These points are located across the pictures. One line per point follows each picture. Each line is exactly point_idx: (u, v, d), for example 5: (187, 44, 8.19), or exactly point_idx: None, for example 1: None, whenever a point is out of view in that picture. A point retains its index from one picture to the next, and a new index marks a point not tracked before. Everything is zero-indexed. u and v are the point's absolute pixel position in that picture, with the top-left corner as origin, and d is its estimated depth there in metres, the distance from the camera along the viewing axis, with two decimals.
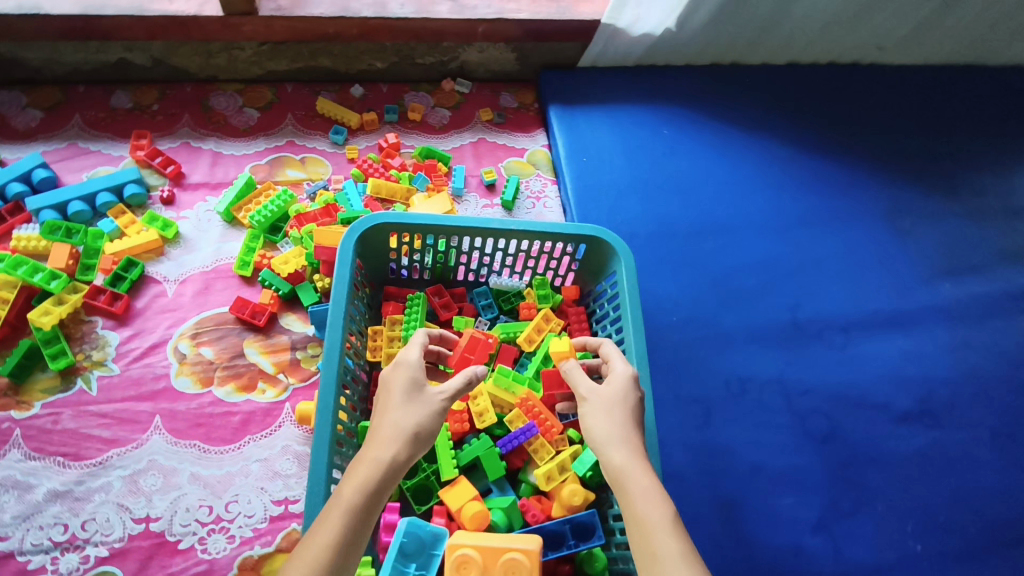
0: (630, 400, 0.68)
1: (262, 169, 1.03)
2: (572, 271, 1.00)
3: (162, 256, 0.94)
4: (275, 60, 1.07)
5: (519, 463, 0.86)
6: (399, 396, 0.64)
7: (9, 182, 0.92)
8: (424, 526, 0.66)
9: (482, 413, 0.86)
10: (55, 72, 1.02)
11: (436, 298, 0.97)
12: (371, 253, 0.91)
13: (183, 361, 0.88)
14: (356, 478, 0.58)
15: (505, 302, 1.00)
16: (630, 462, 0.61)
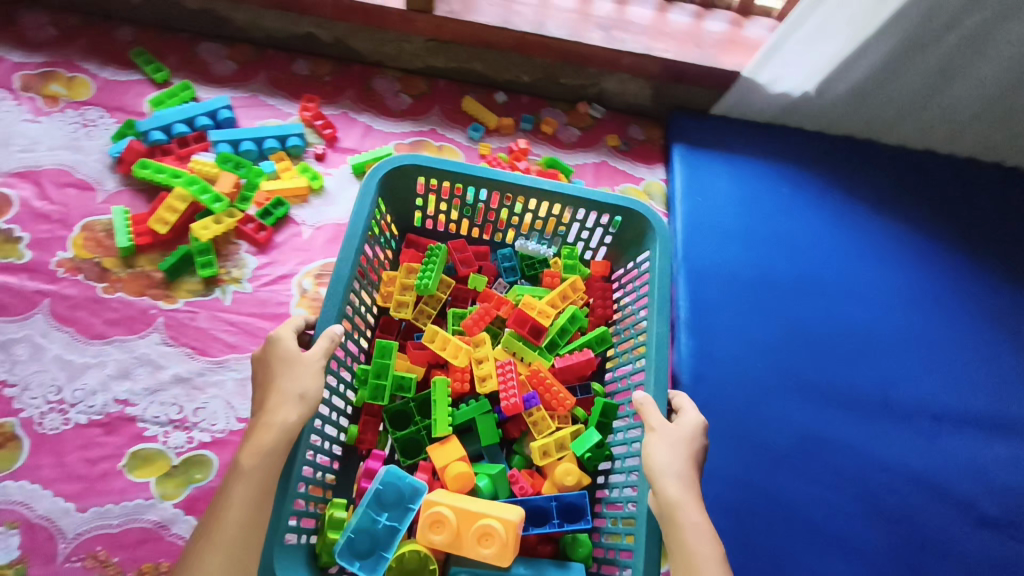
0: (696, 443, 0.71)
1: (404, 148, 1.14)
2: (604, 246, 1.05)
3: (305, 203, 1.06)
4: (437, 56, 1.19)
5: (514, 433, 0.94)
6: (282, 366, 0.70)
7: (199, 115, 1.07)
8: (405, 480, 0.77)
9: (482, 378, 0.92)
10: (254, 35, 1.19)
11: (457, 253, 1.05)
12: (394, 193, 0.99)
13: (303, 296, 0.98)
14: (248, 452, 0.64)
15: (529, 268, 1.07)
16: (686, 496, 0.65)
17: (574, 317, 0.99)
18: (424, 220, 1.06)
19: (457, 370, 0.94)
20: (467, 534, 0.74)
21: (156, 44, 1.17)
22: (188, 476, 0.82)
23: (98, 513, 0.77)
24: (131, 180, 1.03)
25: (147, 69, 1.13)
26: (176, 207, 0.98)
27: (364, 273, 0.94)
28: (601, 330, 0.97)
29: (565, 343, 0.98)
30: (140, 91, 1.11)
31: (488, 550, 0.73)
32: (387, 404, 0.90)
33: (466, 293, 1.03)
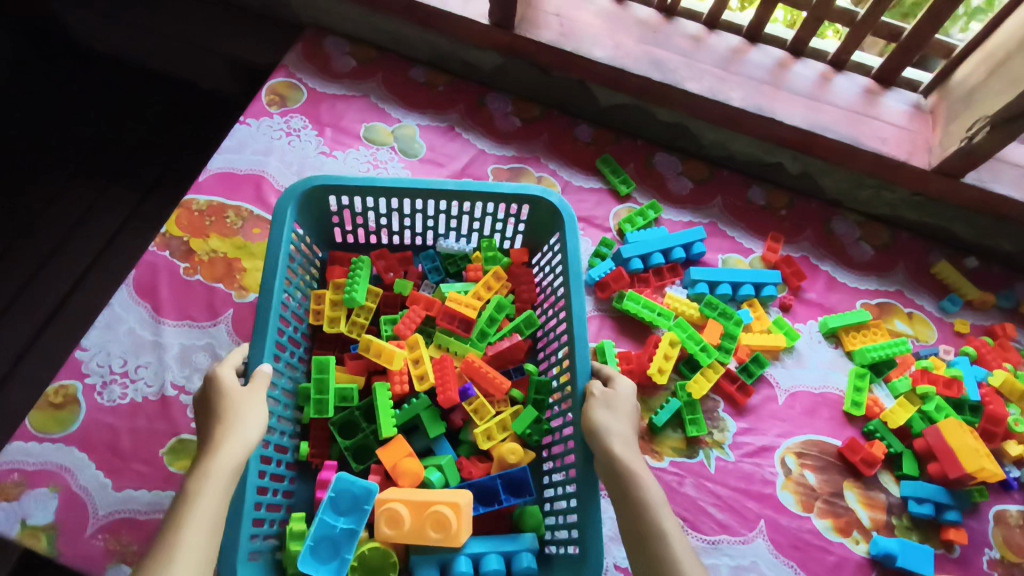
0: (632, 404, 0.72)
1: (872, 309, 1.04)
2: (520, 234, 0.97)
3: (777, 361, 0.98)
4: (913, 210, 1.08)
5: (459, 421, 0.83)
6: (229, 398, 0.66)
7: (676, 246, 1.01)
8: (357, 483, 0.69)
9: (423, 375, 0.83)
10: (714, 153, 1.13)
11: (381, 261, 0.94)
12: (315, 216, 0.90)
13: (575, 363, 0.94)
14: (196, 475, 0.58)
15: (451, 265, 0.97)
16: (631, 453, 0.66)
17: (501, 308, 0.91)
18: (341, 232, 0.95)
19: (395, 373, 0.83)
20: (420, 522, 0.70)
21: (614, 148, 1.13)
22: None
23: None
24: (608, 307, 0.99)
25: (613, 179, 1.09)
26: (669, 353, 0.92)
27: (289, 295, 0.83)
28: (529, 312, 0.89)
29: (493, 331, 0.89)
30: (605, 203, 1.08)
31: (437, 535, 0.69)
32: (332, 416, 0.80)
33: (394, 300, 0.92)
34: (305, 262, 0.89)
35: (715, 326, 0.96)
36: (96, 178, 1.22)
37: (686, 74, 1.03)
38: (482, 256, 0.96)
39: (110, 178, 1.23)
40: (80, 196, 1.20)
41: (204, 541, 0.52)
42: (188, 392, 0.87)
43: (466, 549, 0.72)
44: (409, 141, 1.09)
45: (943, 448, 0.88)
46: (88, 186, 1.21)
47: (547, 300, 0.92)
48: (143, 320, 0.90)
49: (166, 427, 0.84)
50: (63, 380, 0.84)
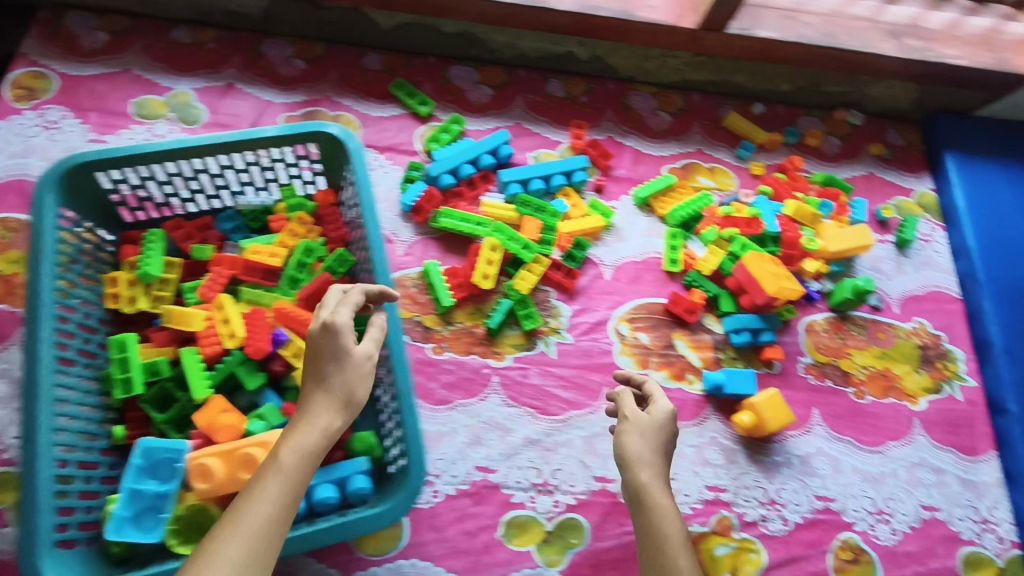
0: (666, 431, 0.74)
1: (677, 172, 1.10)
2: (318, 175, 0.95)
3: (599, 241, 1.02)
4: (698, 71, 1.13)
5: (280, 368, 0.82)
6: (330, 360, 0.66)
7: (483, 152, 1.02)
8: (167, 445, 0.71)
9: (232, 332, 0.82)
10: (506, 55, 1.13)
11: (176, 231, 0.91)
12: (88, 196, 0.85)
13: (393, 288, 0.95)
14: (291, 444, 0.61)
15: (253, 221, 0.94)
16: (657, 486, 0.69)
17: (309, 252, 0.90)
18: (128, 211, 0.90)
19: (202, 335, 0.82)
20: (232, 470, 0.69)
21: (406, 70, 1.11)
22: (398, 529, 0.82)
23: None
24: (428, 229, 1.00)
25: (411, 102, 1.07)
26: (491, 259, 0.95)
27: (69, 283, 0.79)
28: (340, 252, 0.90)
29: (305, 276, 0.89)
30: (406, 127, 1.07)
31: (250, 476, 0.69)
32: (144, 393, 0.79)
33: (197, 267, 0.90)
34: (88, 248, 0.84)
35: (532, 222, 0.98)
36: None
37: None
38: (283, 206, 0.94)
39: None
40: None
41: (264, 532, 0.55)
42: None
43: None
44: (186, 108, 1.03)
45: (749, 280, 0.95)
46: None
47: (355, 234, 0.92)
48: None
49: None
50: None
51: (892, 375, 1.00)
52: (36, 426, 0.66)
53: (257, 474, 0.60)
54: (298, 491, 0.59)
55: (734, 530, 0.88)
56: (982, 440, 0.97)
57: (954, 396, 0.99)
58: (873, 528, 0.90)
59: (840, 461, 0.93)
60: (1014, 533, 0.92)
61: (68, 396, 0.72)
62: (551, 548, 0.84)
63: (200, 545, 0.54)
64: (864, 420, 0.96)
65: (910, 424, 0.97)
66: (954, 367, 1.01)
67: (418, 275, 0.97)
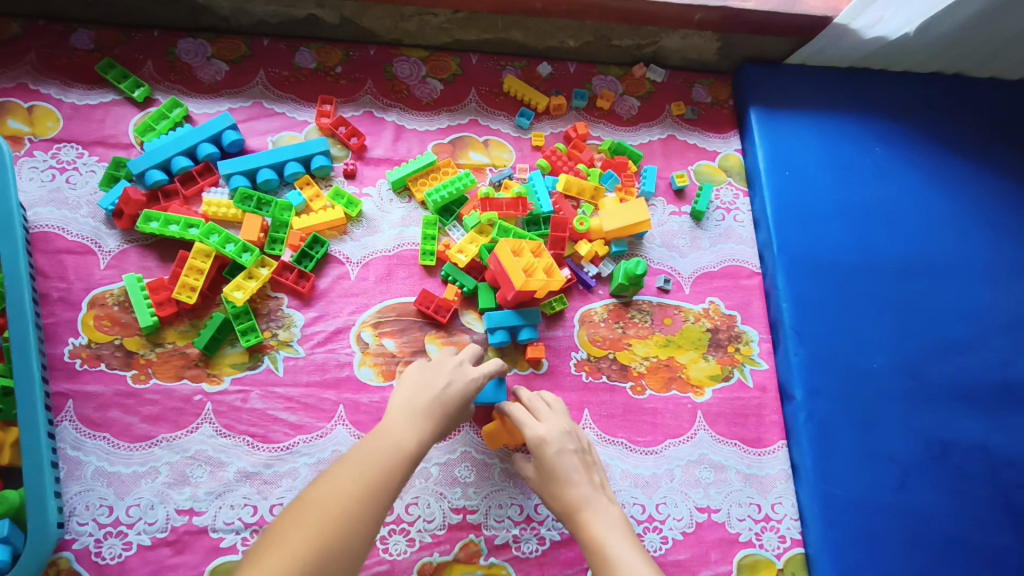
0: (557, 461, 0.70)
1: (445, 149, 0.97)
2: None
3: (345, 235, 0.90)
4: (467, 29, 1.00)
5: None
6: (460, 390, 0.69)
7: (201, 141, 0.89)
8: None
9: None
10: (242, 23, 0.98)
11: None
12: None
13: (90, 309, 0.81)
14: (416, 429, 0.63)
15: None
16: (581, 519, 0.67)
17: None
18: None
19: None
20: None
21: (122, 48, 0.96)
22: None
23: None
24: (137, 235, 0.86)
25: (122, 85, 0.92)
26: (200, 268, 0.82)
27: None
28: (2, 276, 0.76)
29: None
30: (118, 115, 0.92)
31: None
32: None
33: None
34: None
35: (252, 219, 0.86)
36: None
37: None
38: None
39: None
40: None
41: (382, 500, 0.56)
42: None
43: None
44: None
45: (500, 272, 0.84)
46: None
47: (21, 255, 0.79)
48: None
49: None
50: None
51: (676, 364, 0.90)
52: None
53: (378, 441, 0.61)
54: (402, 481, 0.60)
55: (482, 557, 0.77)
56: (770, 430, 0.88)
57: (744, 382, 0.90)
58: (640, 537, 0.81)
59: (609, 467, 0.84)
60: (797, 530, 0.84)
61: None
62: None
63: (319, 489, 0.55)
64: (640, 418, 0.87)
65: (692, 418, 0.88)
66: (746, 349, 0.92)
67: (121, 290, 0.83)
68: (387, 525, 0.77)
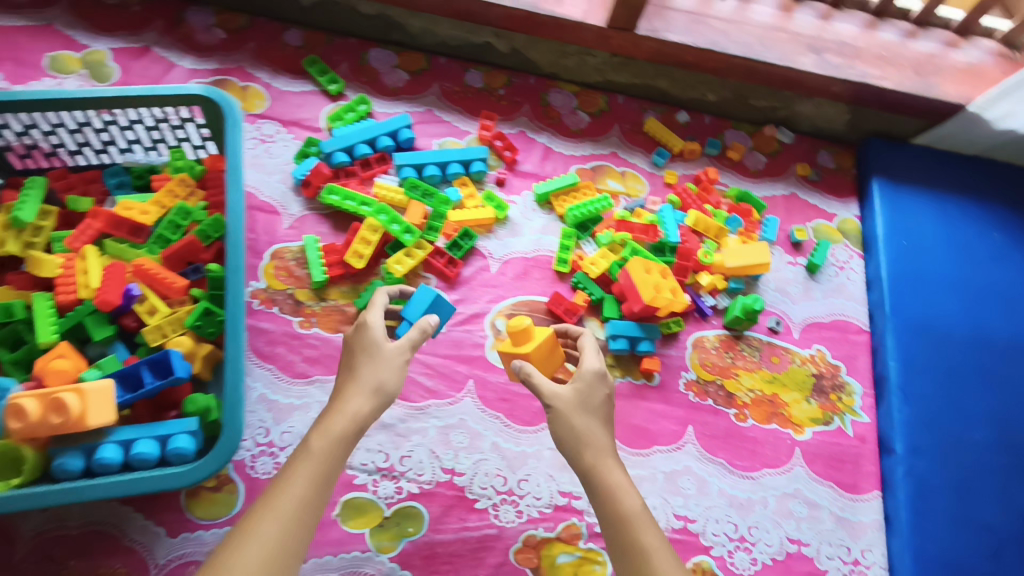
0: (598, 392, 0.72)
1: (586, 173, 1.07)
2: (208, 140, 0.96)
3: (491, 234, 1.00)
4: (619, 72, 1.10)
5: (132, 324, 0.83)
6: (364, 358, 0.71)
7: (382, 134, 1.02)
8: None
9: (87, 282, 0.82)
10: (426, 41, 1.11)
11: (61, 180, 0.92)
12: None
13: (271, 259, 0.94)
14: (335, 421, 0.66)
15: (139, 179, 0.95)
16: (606, 463, 0.67)
17: (186, 214, 0.90)
18: (17, 158, 0.92)
19: (61, 280, 0.83)
20: (42, 413, 0.68)
21: (324, 48, 1.11)
22: (232, 496, 0.81)
23: (189, 539, 0.78)
24: (317, 205, 0.99)
25: (321, 79, 1.07)
26: (368, 239, 0.93)
27: None
28: (213, 216, 0.89)
29: (177, 238, 0.89)
30: (313, 103, 1.06)
31: (58, 420, 0.68)
32: None
33: (74, 217, 0.90)
34: None
35: (416, 206, 0.97)
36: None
37: None
38: (170, 168, 0.94)
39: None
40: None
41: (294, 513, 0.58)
42: None
43: (111, 437, 0.73)
44: (99, 66, 1.05)
45: (629, 286, 0.92)
46: None
47: None
48: None
49: None
50: None
51: (780, 401, 0.95)
52: None
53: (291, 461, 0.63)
54: (331, 475, 0.63)
55: (581, 540, 0.84)
56: (866, 479, 0.91)
57: (843, 430, 0.94)
58: (731, 554, 0.85)
59: (707, 482, 0.89)
60: None
61: None
62: (385, 534, 0.82)
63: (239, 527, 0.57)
64: (741, 444, 0.91)
65: (790, 453, 0.92)
66: (849, 400, 0.96)
67: (298, 249, 0.95)
68: (500, 493, 0.85)
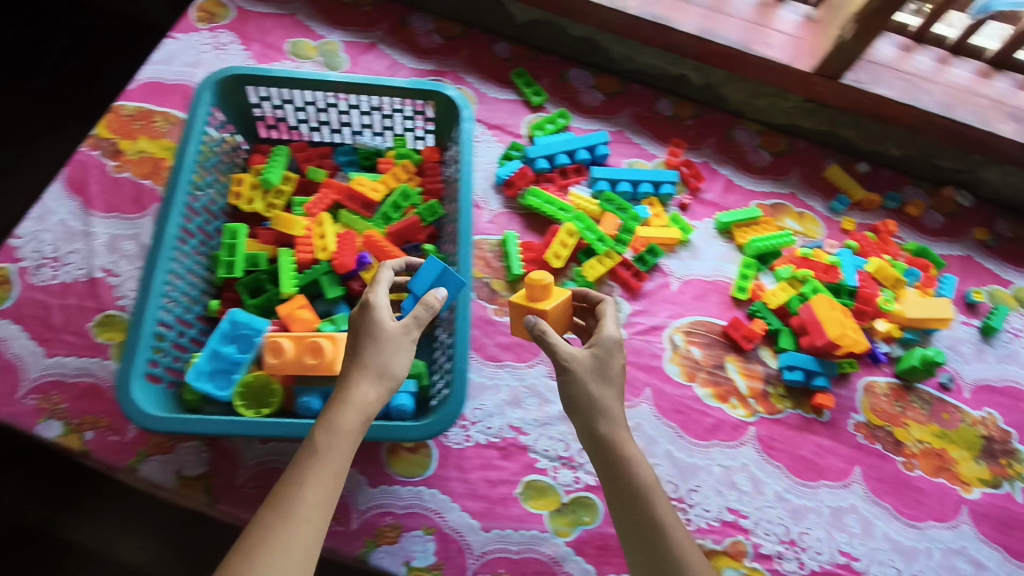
0: (614, 359, 0.72)
1: (766, 209, 1.10)
2: (429, 132, 1.04)
3: (673, 253, 1.05)
4: (808, 117, 1.14)
5: (358, 287, 0.90)
6: (370, 344, 0.67)
7: (581, 148, 1.08)
8: (252, 324, 0.82)
9: (325, 246, 0.91)
10: (624, 67, 1.18)
11: (300, 152, 1.02)
12: (235, 106, 0.97)
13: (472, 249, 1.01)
14: (344, 416, 0.63)
15: (365, 159, 1.03)
16: (621, 437, 0.69)
17: (406, 196, 0.98)
18: (265, 127, 1.02)
19: (300, 241, 0.92)
20: (298, 352, 0.78)
21: (529, 63, 1.19)
22: (426, 459, 0.88)
23: (389, 491, 0.86)
24: (515, 204, 1.06)
25: (525, 91, 1.14)
26: (566, 242, 0.99)
27: (203, 171, 0.91)
28: (432, 202, 0.97)
29: (397, 217, 0.97)
30: (516, 111, 1.13)
31: (313, 360, 0.77)
32: (241, 278, 0.90)
33: (308, 186, 1.00)
34: (224, 149, 0.96)
35: (610, 218, 1.03)
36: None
37: None
38: (393, 153, 1.03)
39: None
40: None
41: (309, 517, 0.57)
42: (115, 275, 0.95)
43: None
44: (332, 56, 1.14)
45: (812, 321, 0.94)
46: (35, 105, 1.23)
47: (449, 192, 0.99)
48: (74, 213, 0.99)
49: (94, 304, 0.93)
50: None
51: (948, 457, 0.95)
52: (151, 285, 0.78)
53: (296, 462, 0.61)
54: (343, 470, 0.62)
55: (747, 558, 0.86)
56: None
57: (1013, 496, 0.93)
58: None
59: (873, 524, 0.89)
60: None
61: (181, 261, 0.84)
62: (562, 519, 0.86)
63: (248, 538, 0.56)
64: (907, 492, 0.92)
65: (958, 510, 0.91)
66: (1019, 467, 0.96)
67: (496, 242, 1.02)
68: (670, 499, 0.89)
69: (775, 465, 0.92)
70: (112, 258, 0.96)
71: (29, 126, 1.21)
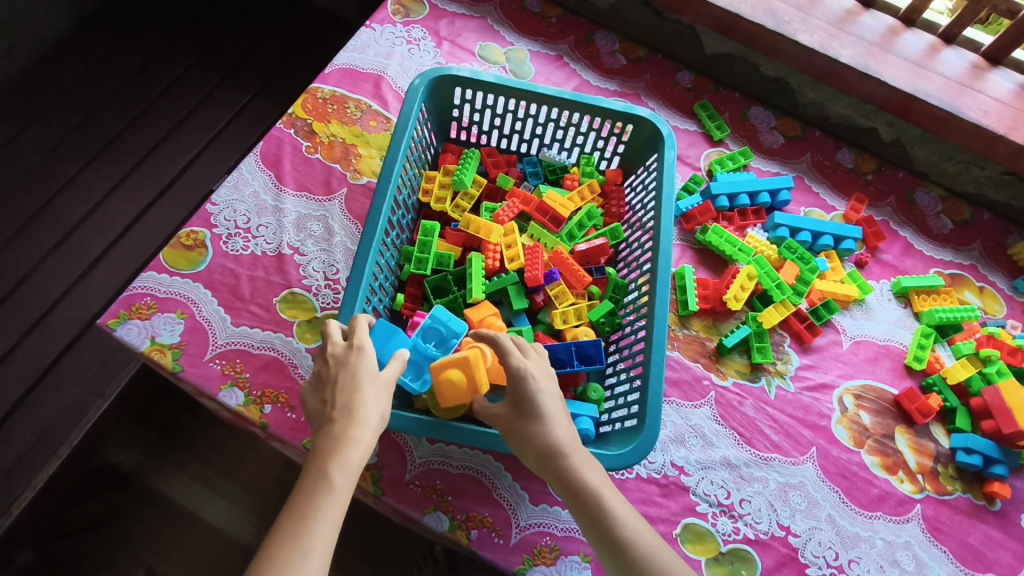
0: (548, 389, 0.69)
1: (945, 278, 1.06)
2: (617, 155, 1.03)
3: (846, 310, 1.03)
4: (999, 189, 1.11)
5: (541, 302, 0.92)
6: (363, 379, 0.64)
7: (764, 190, 1.06)
8: (450, 323, 0.81)
9: (515, 256, 0.91)
10: (808, 113, 1.17)
11: (489, 157, 1.02)
12: (438, 105, 0.98)
13: None
14: (348, 448, 0.60)
15: (550, 173, 1.04)
16: (587, 468, 0.65)
17: (591, 217, 0.98)
18: (457, 128, 1.03)
19: (490, 247, 0.92)
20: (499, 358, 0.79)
21: (712, 96, 1.17)
22: None
23: (549, 511, 0.85)
24: (691, 238, 1.05)
25: (708, 123, 1.13)
26: (745, 285, 0.98)
27: (406, 167, 0.92)
28: (615, 226, 0.97)
29: (580, 236, 0.97)
30: (697, 143, 1.12)
31: None
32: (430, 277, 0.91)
33: (495, 192, 1.00)
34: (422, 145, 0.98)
35: (790, 267, 1.01)
36: (207, 85, 1.38)
37: (798, 27, 1.07)
38: (579, 170, 1.02)
39: (220, 78, 1.39)
40: (186, 102, 1.35)
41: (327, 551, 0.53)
42: (301, 254, 0.97)
43: None
44: (520, 63, 1.15)
45: (999, 406, 0.92)
46: (236, 96, 1.39)
47: (634, 217, 0.98)
48: (266, 186, 1.01)
49: (281, 280, 0.95)
50: (194, 226, 0.96)
51: None
52: (361, 273, 0.79)
53: (303, 495, 0.56)
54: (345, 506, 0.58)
55: None
56: None
57: None
58: None
59: None
60: None
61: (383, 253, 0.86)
62: (720, 569, 0.82)
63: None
64: None
65: None
66: None
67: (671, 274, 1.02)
68: (830, 567, 0.84)
69: (941, 549, 0.88)
70: (298, 236, 0.98)
71: (217, 120, 1.35)
